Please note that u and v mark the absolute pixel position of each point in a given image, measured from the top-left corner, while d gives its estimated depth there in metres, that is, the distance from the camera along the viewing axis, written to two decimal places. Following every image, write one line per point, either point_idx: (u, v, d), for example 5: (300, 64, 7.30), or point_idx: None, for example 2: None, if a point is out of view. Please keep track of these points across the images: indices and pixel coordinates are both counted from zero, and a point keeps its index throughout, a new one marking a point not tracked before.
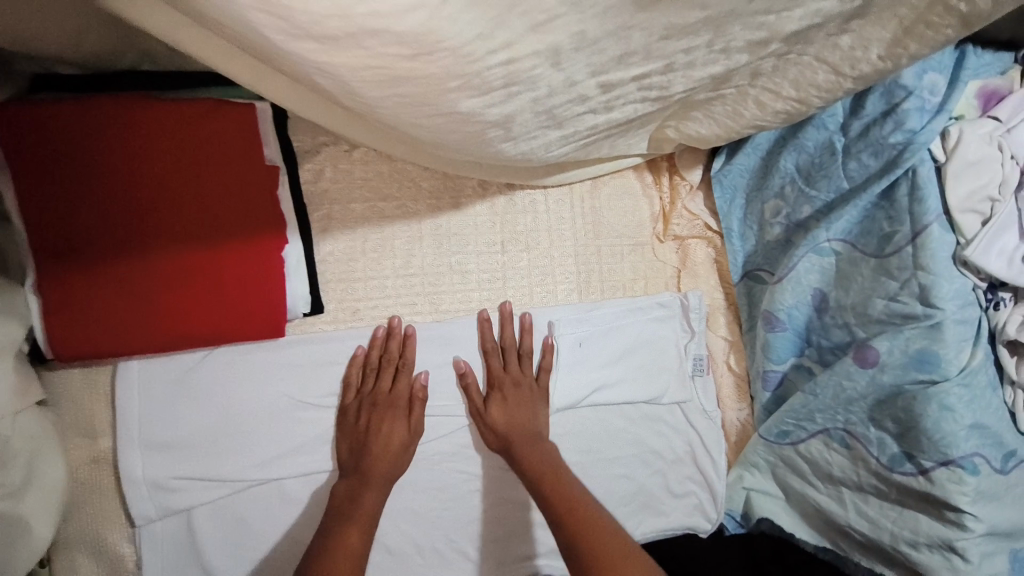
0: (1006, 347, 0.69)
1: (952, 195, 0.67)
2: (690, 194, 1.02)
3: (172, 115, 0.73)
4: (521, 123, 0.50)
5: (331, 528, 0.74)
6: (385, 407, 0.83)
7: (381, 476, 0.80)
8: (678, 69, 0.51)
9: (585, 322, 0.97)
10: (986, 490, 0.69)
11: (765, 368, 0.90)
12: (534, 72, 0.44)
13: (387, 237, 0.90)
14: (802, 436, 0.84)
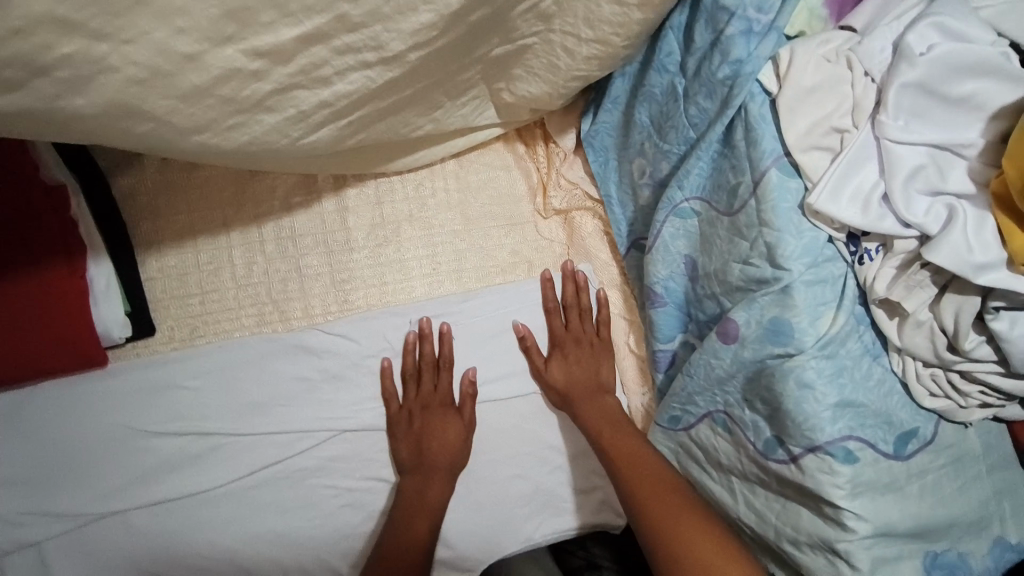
0: (879, 307, 0.56)
1: (789, 133, 0.55)
2: (566, 161, 0.91)
3: None
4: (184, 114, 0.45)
5: (399, 522, 0.78)
6: (440, 409, 0.84)
7: (444, 469, 0.82)
8: (357, 23, 0.44)
9: (454, 315, 0.89)
10: (868, 482, 0.57)
11: (653, 348, 0.81)
12: (67, 51, 0.37)
13: (221, 248, 0.83)
14: (692, 421, 0.73)
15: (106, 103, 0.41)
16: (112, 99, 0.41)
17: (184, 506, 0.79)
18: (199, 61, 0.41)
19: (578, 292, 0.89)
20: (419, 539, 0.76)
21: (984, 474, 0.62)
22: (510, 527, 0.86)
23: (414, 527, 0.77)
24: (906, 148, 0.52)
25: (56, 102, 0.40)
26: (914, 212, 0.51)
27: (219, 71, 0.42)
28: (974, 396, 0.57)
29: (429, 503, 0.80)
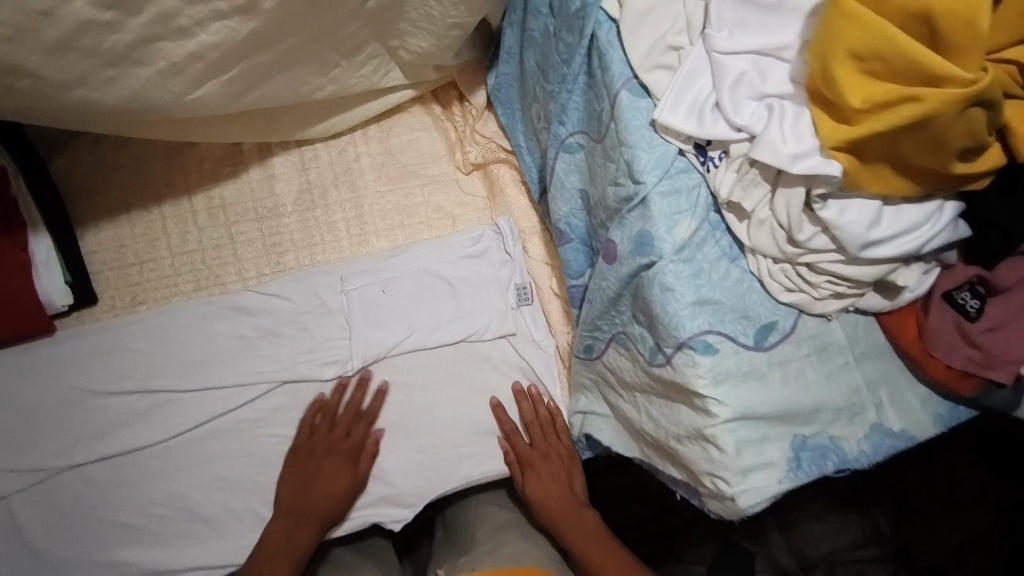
0: (728, 210, 0.62)
1: (633, 54, 0.61)
2: (479, 117, 0.96)
3: None
4: (61, 66, 0.53)
5: (256, 562, 0.82)
6: (342, 455, 0.87)
7: (316, 517, 0.84)
8: None
9: (384, 271, 0.94)
10: (727, 370, 0.63)
11: (567, 285, 0.85)
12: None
13: (155, 218, 0.89)
14: (603, 348, 0.81)
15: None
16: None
17: (137, 460, 0.86)
18: (54, 16, 0.49)
19: (534, 408, 0.92)
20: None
21: (852, 364, 0.66)
22: (451, 465, 0.91)
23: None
24: (733, 57, 0.56)
25: None
26: (740, 116, 0.56)
27: (76, 23, 0.50)
28: (823, 286, 0.62)
29: (291, 548, 0.82)
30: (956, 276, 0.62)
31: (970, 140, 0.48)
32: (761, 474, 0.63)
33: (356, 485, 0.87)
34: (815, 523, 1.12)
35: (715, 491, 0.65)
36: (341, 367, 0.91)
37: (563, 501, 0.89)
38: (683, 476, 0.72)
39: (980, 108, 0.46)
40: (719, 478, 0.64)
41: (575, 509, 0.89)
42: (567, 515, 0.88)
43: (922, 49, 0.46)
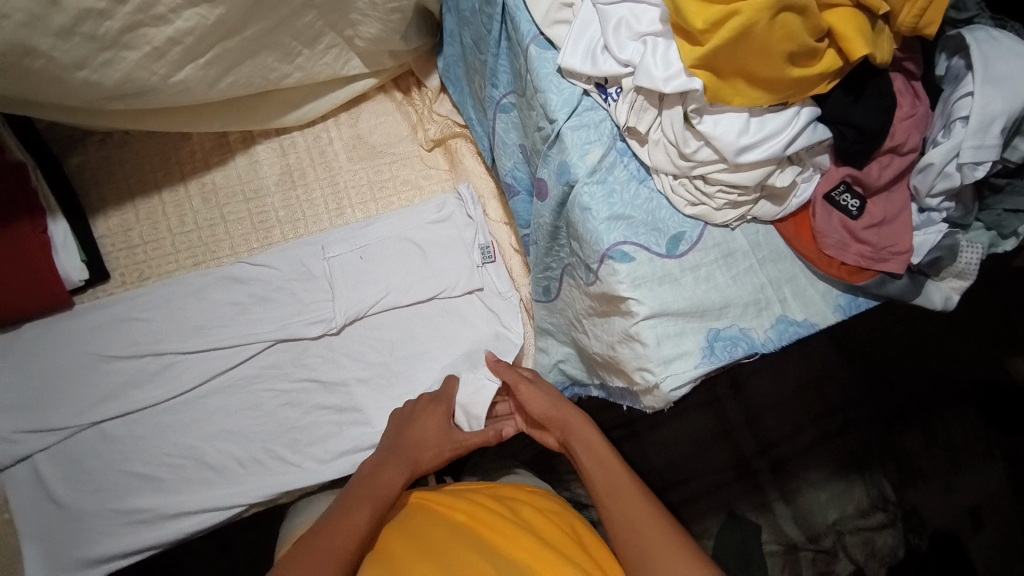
0: (629, 137, 0.72)
1: (537, 14, 0.73)
2: (435, 98, 1.10)
3: None
4: (61, 50, 0.66)
5: (347, 501, 0.76)
6: (440, 403, 0.91)
7: (405, 454, 0.84)
8: None
9: (360, 238, 1.04)
10: (644, 275, 0.71)
11: (521, 235, 0.93)
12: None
13: (156, 205, 1.01)
14: (557, 287, 0.90)
15: (6, 43, 0.62)
16: (10, 39, 0.62)
17: (148, 415, 0.96)
18: (61, 5, 0.62)
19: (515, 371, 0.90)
20: (357, 521, 0.73)
21: (758, 267, 0.74)
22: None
23: (358, 507, 0.75)
24: (613, 6, 0.68)
25: None
26: (623, 53, 0.66)
27: (77, 12, 0.64)
28: (717, 196, 0.71)
29: (382, 485, 0.79)
30: (833, 178, 0.72)
31: (794, 43, 0.59)
32: (680, 362, 0.71)
33: (451, 439, 0.88)
34: (817, 493, 1.25)
35: (644, 385, 0.73)
36: (325, 325, 1.00)
37: (570, 417, 0.83)
38: (624, 384, 0.80)
39: (789, 13, 0.58)
40: (646, 370, 0.72)
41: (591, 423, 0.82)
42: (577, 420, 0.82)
43: None
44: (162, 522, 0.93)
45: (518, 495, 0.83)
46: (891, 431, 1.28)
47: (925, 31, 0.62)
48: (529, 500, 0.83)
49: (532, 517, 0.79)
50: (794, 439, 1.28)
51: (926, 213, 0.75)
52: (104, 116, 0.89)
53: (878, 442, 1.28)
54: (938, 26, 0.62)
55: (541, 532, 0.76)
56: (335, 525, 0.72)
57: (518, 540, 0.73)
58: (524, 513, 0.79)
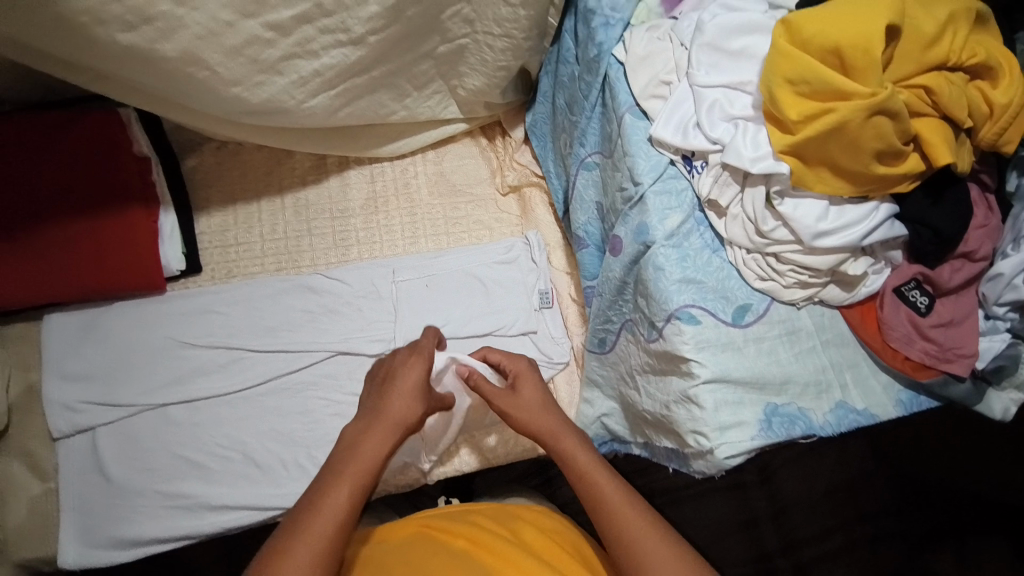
0: (709, 208, 0.76)
1: (635, 88, 0.79)
2: (517, 148, 1.18)
3: (52, 124, 0.97)
4: (221, 64, 0.72)
5: (325, 476, 0.70)
6: (418, 360, 0.84)
7: (388, 423, 0.76)
8: (330, 8, 0.73)
9: (429, 267, 1.10)
10: (708, 340, 0.73)
11: (583, 286, 0.97)
12: (159, 9, 0.64)
13: (252, 212, 1.10)
14: (613, 340, 0.92)
15: (181, 50, 0.69)
16: (185, 48, 0.69)
17: (209, 405, 1.00)
18: (235, 28, 0.70)
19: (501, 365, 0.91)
20: (334, 513, 0.66)
21: (821, 349, 0.75)
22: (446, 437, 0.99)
23: (339, 486, 0.68)
24: (709, 89, 0.73)
25: (154, 44, 0.67)
26: (714, 131, 0.72)
27: (248, 36, 0.71)
28: (788, 275, 0.73)
29: (359, 463, 0.71)
30: (904, 273, 0.73)
31: (884, 143, 0.62)
32: (735, 431, 0.72)
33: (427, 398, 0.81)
34: None
35: (697, 448, 0.74)
36: (384, 344, 1.05)
37: (552, 424, 0.79)
38: (674, 444, 0.81)
39: (884, 115, 0.61)
40: (701, 434, 0.73)
41: (575, 429, 0.78)
42: (562, 432, 0.78)
43: (832, 73, 0.62)
44: (203, 511, 0.96)
45: (517, 514, 0.86)
46: (923, 551, 1.21)
47: (1004, 147, 0.65)
48: (528, 518, 0.86)
49: (532, 540, 0.80)
50: (823, 541, 1.22)
51: (991, 320, 0.75)
52: (228, 127, 0.98)
53: (909, 558, 1.21)
54: (1016, 145, 0.65)
55: (540, 551, 0.78)
56: (312, 517, 0.65)
57: (515, 560, 0.75)
58: (520, 533, 0.81)
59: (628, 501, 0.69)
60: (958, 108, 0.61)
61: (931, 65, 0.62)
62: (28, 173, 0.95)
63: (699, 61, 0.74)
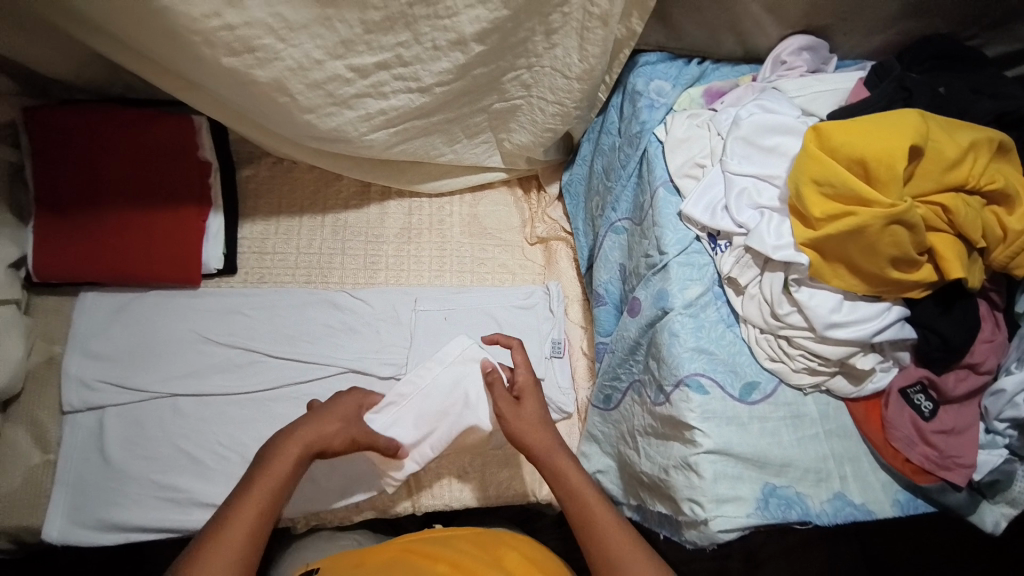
0: (728, 285, 0.80)
1: (671, 165, 0.85)
2: (550, 203, 1.24)
3: (128, 118, 1.04)
4: (302, 94, 0.79)
5: (236, 496, 0.74)
6: (348, 400, 0.92)
7: (301, 442, 0.80)
8: (408, 59, 0.79)
9: (449, 301, 1.13)
10: (714, 411, 0.76)
11: (596, 341, 1.00)
12: (262, 41, 0.71)
13: (293, 225, 1.16)
14: (618, 398, 0.94)
15: (272, 77, 0.75)
16: (275, 76, 0.76)
17: (218, 403, 1.02)
18: (322, 66, 0.77)
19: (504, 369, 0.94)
20: (245, 524, 0.71)
21: (823, 437, 0.77)
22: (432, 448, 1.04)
23: (247, 502, 0.73)
24: (740, 176, 0.79)
25: (250, 70, 0.74)
26: (741, 216, 0.77)
27: (331, 74, 0.78)
28: (798, 359, 0.76)
29: (271, 476, 0.76)
30: (910, 374, 0.76)
31: (900, 251, 0.66)
32: (732, 505, 0.73)
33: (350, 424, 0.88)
34: None
35: (691, 517, 0.75)
36: (395, 369, 1.08)
37: (546, 440, 0.83)
38: (668, 510, 0.82)
39: (902, 226, 0.65)
40: (697, 503, 0.74)
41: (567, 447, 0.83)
42: (557, 452, 0.81)
43: (857, 180, 0.67)
44: (190, 508, 0.96)
45: (501, 541, 0.87)
46: None
47: (1016, 270, 0.70)
48: (512, 545, 0.87)
49: (516, 569, 0.81)
50: None
51: (990, 434, 0.76)
52: (290, 147, 1.05)
53: None
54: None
55: None
56: (224, 525, 0.71)
57: None
58: (504, 560, 0.82)
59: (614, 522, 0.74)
60: (972, 228, 0.66)
61: (951, 185, 0.67)
62: (100, 160, 1.02)
63: (736, 151, 0.80)
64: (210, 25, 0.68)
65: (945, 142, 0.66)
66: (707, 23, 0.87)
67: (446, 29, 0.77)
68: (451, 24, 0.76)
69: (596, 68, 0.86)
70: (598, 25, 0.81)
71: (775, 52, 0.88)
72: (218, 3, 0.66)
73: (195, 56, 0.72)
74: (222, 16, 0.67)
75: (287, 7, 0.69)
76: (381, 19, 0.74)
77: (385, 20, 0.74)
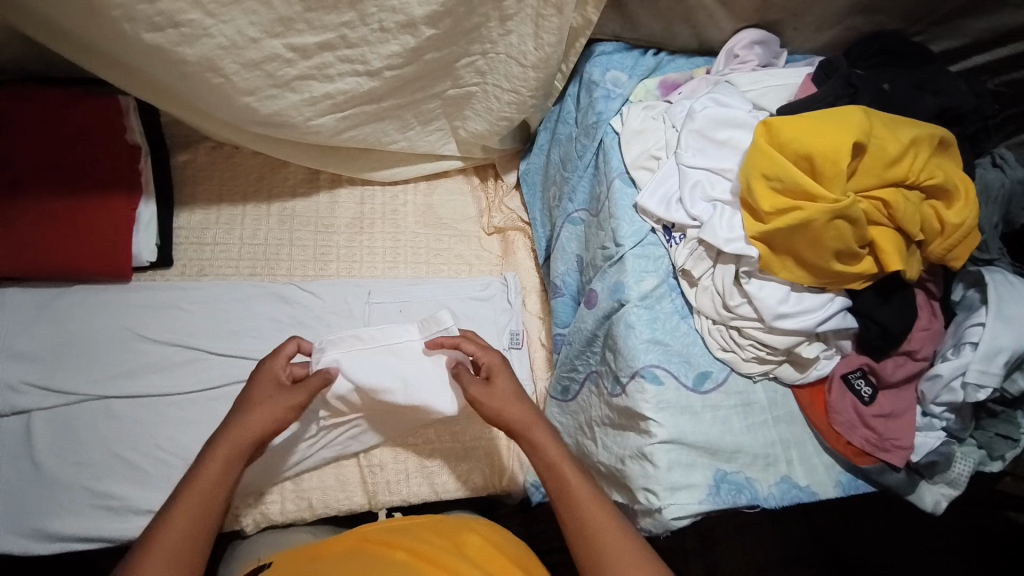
0: (682, 276, 0.81)
1: (627, 157, 0.85)
2: (507, 193, 1.22)
3: (44, 97, 0.95)
4: (237, 74, 0.74)
5: (164, 511, 0.71)
6: (272, 372, 0.85)
7: (232, 445, 0.77)
8: (354, 41, 0.75)
9: (405, 292, 1.10)
10: (668, 401, 0.77)
11: (553, 332, 1.00)
12: (188, 17, 0.66)
13: (236, 214, 1.09)
14: (575, 390, 0.95)
15: (202, 56, 0.70)
16: (206, 55, 0.70)
17: (156, 404, 0.96)
18: (259, 45, 0.72)
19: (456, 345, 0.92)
20: (180, 532, 0.69)
21: (771, 423, 0.80)
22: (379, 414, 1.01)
23: (177, 516, 0.70)
24: (694, 169, 0.80)
25: (177, 47, 0.68)
26: (695, 208, 0.78)
27: (269, 54, 0.73)
28: (748, 348, 0.78)
29: (204, 482, 0.73)
30: (852, 362, 0.79)
31: (843, 245, 0.69)
32: (685, 493, 0.74)
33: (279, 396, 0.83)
34: None
35: (646, 506, 0.76)
36: None
37: (524, 415, 0.80)
38: (624, 499, 0.83)
39: (845, 221, 0.68)
40: (651, 493, 0.75)
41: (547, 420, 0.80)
42: (534, 428, 0.79)
43: (803, 176, 0.69)
44: (128, 516, 0.90)
45: (461, 523, 0.87)
46: None
47: (953, 261, 0.74)
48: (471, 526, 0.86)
49: (476, 553, 0.81)
50: None
51: (928, 417, 0.82)
52: (229, 130, 0.98)
53: None
54: (962, 261, 0.74)
55: (482, 564, 0.79)
56: (150, 545, 0.68)
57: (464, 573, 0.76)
58: (465, 544, 0.82)
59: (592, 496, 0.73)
60: (910, 222, 0.69)
61: (892, 181, 0.70)
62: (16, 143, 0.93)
63: (691, 144, 0.81)
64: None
65: (889, 139, 0.69)
66: (661, 14, 0.87)
67: (394, 10, 0.73)
68: (399, 5, 0.73)
69: (551, 57, 0.85)
70: (553, 13, 0.80)
71: (727, 46, 0.89)
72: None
73: (113, 31, 0.65)
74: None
75: None
76: None
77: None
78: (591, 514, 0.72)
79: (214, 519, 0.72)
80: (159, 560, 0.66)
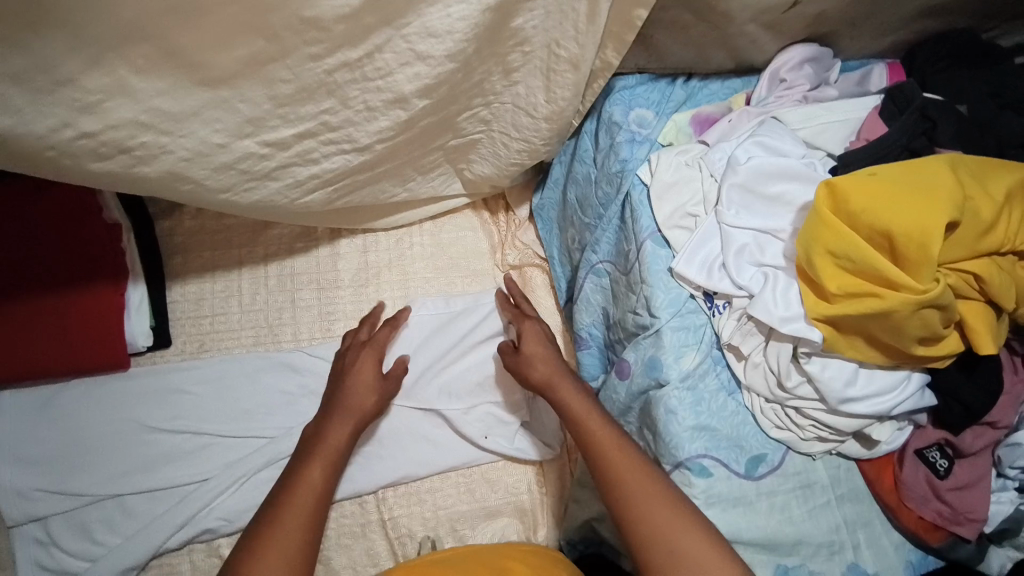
0: (728, 351, 0.72)
1: (659, 214, 0.74)
2: (520, 226, 1.11)
3: (17, 187, 0.91)
4: (208, 179, 0.65)
5: (296, 464, 0.76)
6: (371, 351, 0.90)
7: (352, 412, 0.83)
8: (336, 125, 0.65)
9: (419, 324, 1.03)
10: (720, 494, 0.70)
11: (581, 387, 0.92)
12: (139, 140, 0.57)
13: (232, 282, 1.02)
14: None
15: (163, 172, 0.61)
16: (168, 169, 0.61)
17: (173, 497, 0.92)
18: (228, 148, 0.62)
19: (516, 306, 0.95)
20: (318, 478, 0.73)
21: (834, 505, 0.72)
22: (408, 421, 1.00)
23: (312, 464, 0.75)
24: (738, 231, 0.69)
25: (133, 169, 0.59)
26: (741, 278, 0.68)
27: (242, 154, 0.64)
28: (809, 429, 0.70)
29: (332, 440, 0.78)
30: (928, 436, 0.71)
31: (926, 331, 0.59)
32: None
33: (384, 385, 0.88)
34: None
35: None
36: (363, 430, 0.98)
37: (551, 371, 0.79)
38: None
39: (930, 307, 0.58)
40: None
41: (571, 375, 0.78)
42: (561, 381, 0.77)
43: (874, 251, 0.59)
44: None
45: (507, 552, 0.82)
46: None
47: None
48: (516, 552, 0.82)
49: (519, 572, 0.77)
50: None
51: (1000, 478, 0.73)
52: None
53: None
54: None
55: None
56: (294, 487, 0.72)
57: None
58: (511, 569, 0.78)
59: (617, 441, 0.69)
60: (1005, 297, 0.59)
61: (984, 251, 0.59)
62: None
63: (733, 200, 0.70)
64: (64, 138, 0.53)
65: (982, 202, 0.58)
66: (694, 42, 0.73)
67: (380, 89, 0.63)
68: (385, 84, 0.63)
69: (567, 108, 0.74)
70: (568, 69, 0.69)
71: (772, 68, 0.76)
72: (69, 110, 0.52)
73: (58, 165, 0.56)
74: (76, 125, 0.53)
75: (164, 97, 0.55)
76: (294, 91, 0.60)
77: (300, 91, 0.60)
78: (614, 455, 0.68)
79: (337, 476, 0.76)
80: (301, 507, 0.69)
